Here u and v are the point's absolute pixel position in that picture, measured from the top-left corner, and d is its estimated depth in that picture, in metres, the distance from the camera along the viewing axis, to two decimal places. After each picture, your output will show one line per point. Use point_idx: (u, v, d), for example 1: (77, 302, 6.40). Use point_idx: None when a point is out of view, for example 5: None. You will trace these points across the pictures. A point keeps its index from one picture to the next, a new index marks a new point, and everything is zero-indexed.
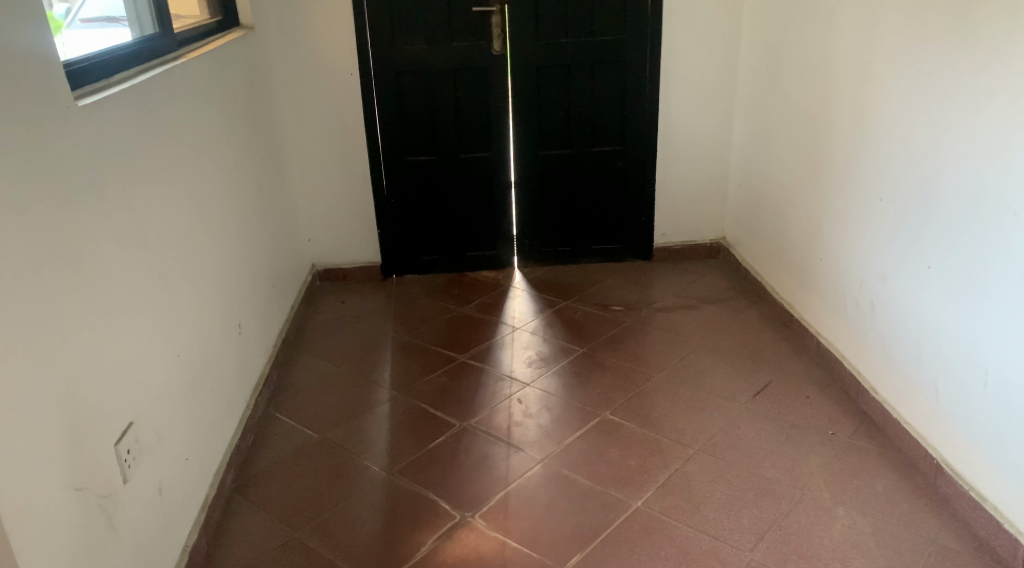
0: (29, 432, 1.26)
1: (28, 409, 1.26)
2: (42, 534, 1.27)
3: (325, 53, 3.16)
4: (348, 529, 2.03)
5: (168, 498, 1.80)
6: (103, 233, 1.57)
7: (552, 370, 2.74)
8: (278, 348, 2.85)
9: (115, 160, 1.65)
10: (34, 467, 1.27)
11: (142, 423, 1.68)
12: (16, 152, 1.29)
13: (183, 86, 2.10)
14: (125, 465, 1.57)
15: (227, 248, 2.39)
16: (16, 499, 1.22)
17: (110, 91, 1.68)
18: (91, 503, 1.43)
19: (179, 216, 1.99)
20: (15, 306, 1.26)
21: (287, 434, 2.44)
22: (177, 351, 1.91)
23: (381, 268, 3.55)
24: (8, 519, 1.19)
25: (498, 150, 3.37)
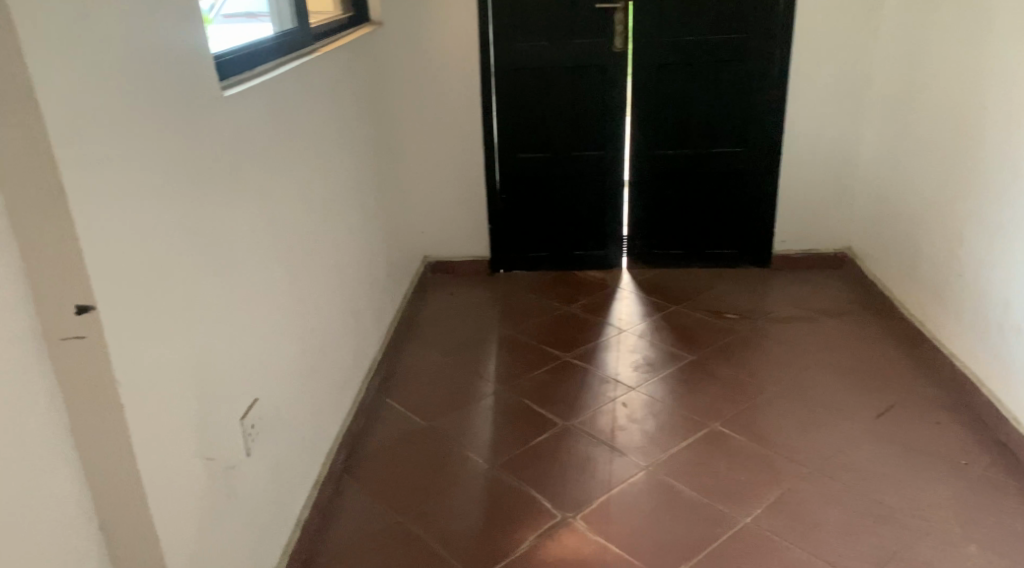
0: (179, 403, 1.34)
1: (178, 382, 1.34)
2: (185, 504, 1.34)
3: (447, 49, 3.20)
4: (451, 518, 2.06)
5: (285, 473, 1.88)
6: (240, 219, 1.65)
7: (659, 376, 2.69)
8: (387, 336, 2.93)
9: (254, 149, 1.73)
10: (181, 436, 1.34)
11: (266, 399, 1.76)
12: (182, 141, 1.38)
13: (315, 79, 2.18)
14: (249, 439, 1.65)
15: (348, 235, 2.48)
16: (170, 467, 1.29)
17: (254, 82, 1.76)
18: (220, 472, 1.51)
19: (306, 203, 2.07)
20: (177, 284, 1.34)
21: (393, 419, 2.51)
22: (299, 332, 1.99)
23: (490, 263, 3.58)
24: (165, 492, 1.27)
25: (613, 149, 3.34)
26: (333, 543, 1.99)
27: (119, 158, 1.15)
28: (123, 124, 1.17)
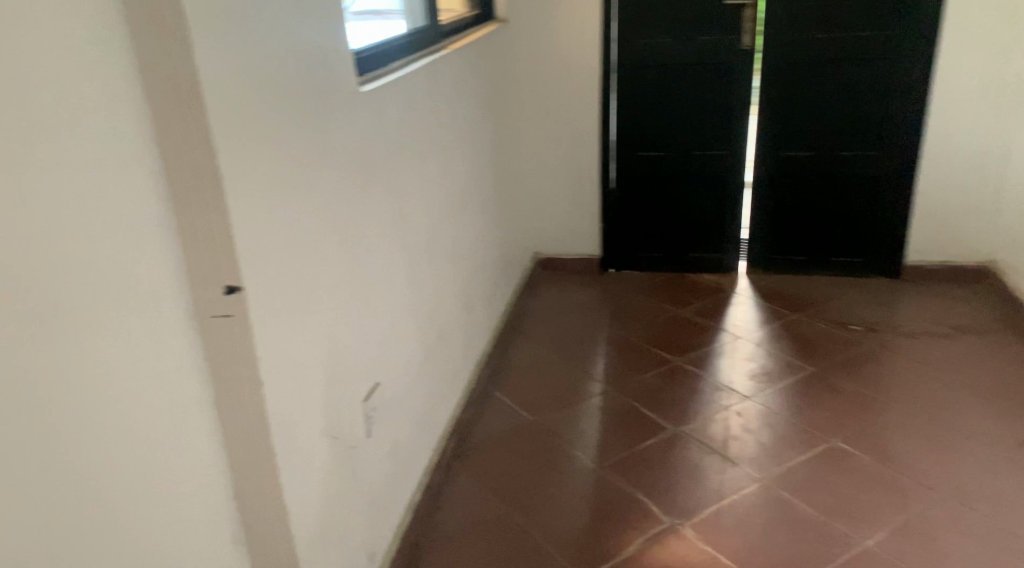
0: (311, 385, 1.40)
1: (311, 364, 1.40)
2: (311, 480, 1.40)
3: (569, 46, 3.20)
4: (558, 514, 2.07)
5: (400, 457, 1.94)
6: (371, 211, 1.71)
7: (775, 386, 2.59)
8: (497, 330, 2.96)
9: (385, 142, 1.79)
10: (311, 416, 1.40)
11: (386, 384, 1.82)
12: (325, 132, 1.44)
13: (444, 75, 2.24)
14: (370, 421, 1.71)
15: (467, 228, 2.53)
16: (300, 445, 1.35)
17: (390, 78, 1.82)
18: (343, 452, 1.57)
19: (429, 197, 2.12)
20: (314, 270, 1.40)
21: (502, 412, 2.53)
22: (417, 321, 2.04)
23: (602, 262, 3.56)
24: (295, 468, 1.33)
25: (736, 150, 3.24)
26: (442, 529, 2.04)
27: (270, 148, 1.22)
28: (274, 115, 1.23)
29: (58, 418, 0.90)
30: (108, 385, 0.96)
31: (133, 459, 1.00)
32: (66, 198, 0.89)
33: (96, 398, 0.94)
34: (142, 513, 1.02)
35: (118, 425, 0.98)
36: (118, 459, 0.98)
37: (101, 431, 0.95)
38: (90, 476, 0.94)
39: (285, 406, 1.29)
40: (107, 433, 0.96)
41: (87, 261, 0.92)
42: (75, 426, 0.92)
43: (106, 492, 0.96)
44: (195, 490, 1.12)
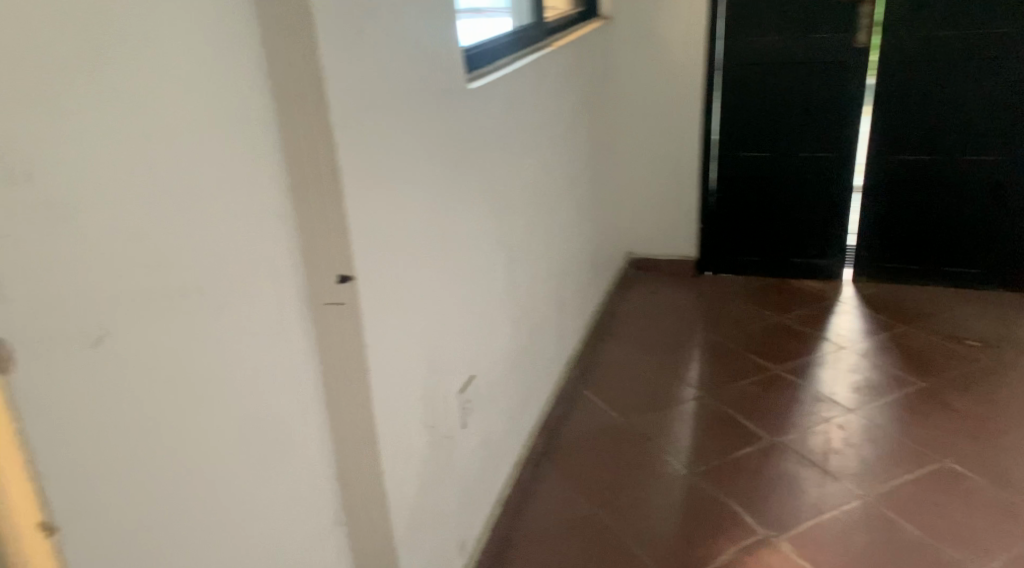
0: (412, 377, 1.43)
1: (413, 356, 1.43)
2: (409, 469, 1.43)
3: (673, 44, 3.14)
4: (648, 517, 2.05)
5: (491, 449, 1.96)
6: (473, 206, 1.73)
7: (881, 401, 2.48)
8: (588, 329, 2.95)
9: (489, 139, 1.81)
10: (412, 407, 1.43)
11: (481, 377, 1.85)
12: (434, 129, 1.46)
13: (547, 73, 2.24)
14: (465, 413, 1.73)
15: (562, 226, 2.53)
16: (401, 435, 1.38)
17: (496, 75, 1.84)
18: (439, 442, 1.59)
19: (528, 193, 2.14)
20: (419, 264, 1.43)
21: (591, 412, 2.52)
22: (512, 316, 2.06)
23: (698, 264, 3.49)
24: (396, 456, 1.36)
25: (845, 153, 3.11)
26: (530, 523, 2.05)
27: (385, 145, 1.25)
28: (391, 110, 1.26)
29: (204, 403, 0.92)
30: (241, 372, 0.98)
31: (258, 445, 1.03)
32: (212, 188, 0.91)
33: (232, 385, 0.96)
34: (264, 497, 1.05)
35: (247, 412, 1.00)
36: (247, 446, 1.00)
37: (227, 419, 0.96)
38: (224, 461, 0.96)
39: (389, 396, 1.32)
40: (238, 420, 0.98)
41: (227, 251, 0.94)
42: (216, 411, 0.94)
43: (236, 477, 0.99)
44: (306, 474, 1.16)
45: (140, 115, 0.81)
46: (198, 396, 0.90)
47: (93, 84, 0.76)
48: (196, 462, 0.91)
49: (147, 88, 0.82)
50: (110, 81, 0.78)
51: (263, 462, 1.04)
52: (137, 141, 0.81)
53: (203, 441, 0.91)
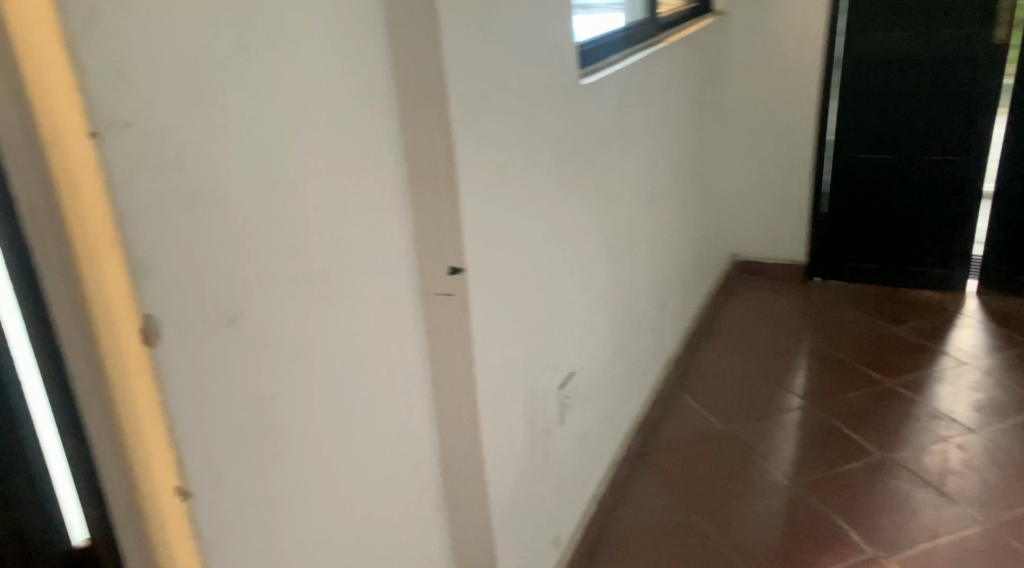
0: (517, 371, 1.44)
1: (518, 350, 1.44)
2: (510, 462, 1.44)
3: (790, 40, 3.03)
4: (748, 526, 1.99)
5: (588, 447, 1.96)
6: (580, 203, 1.73)
7: (1005, 422, 2.32)
8: (689, 331, 2.89)
9: (599, 135, 1.80)
10: (516, 401, 1.44)
11: (580, 374, 1.84)
12: (546, 126, 1.46)
13: (658, 69, 2.21)
14: (563, 409, 1.73)
15: (666, 225, 2.49)
16: (506, 428, 1.40)
17: (608, 70, 1.83)
18: (538, 436, 1.60)
19: (634, 191, 2.11)
20: (526, 259, 1.44)
21: (689, 416, 2.47)
22: (613, 314, 2.05)
23: (806, 269, 3.36)
24: (500, 448, 1.37)
25: (976, 156, 2.92)
26: (624, 524, 2.04)
27: (501, 141, 1.26)
28: (507, 105, 1.27)
29: (320, 385, 0.95)
30: (355, 357, 1.01)
31: (369, 428, 1.06)
32: (336, 178, 0.95)
33: (347, 370, 1.00)
34: (374, 478, 1.08)
35: (360, 396, 1.03)
36: (359, 429, 1.03)
37: (342, 401, 0.99)
38: (338, 443, 0.99)
39: (497, 389, 1.33)
40: (352, 403, 1.01)
41: (347, 240, 0.97)
42: (332, 393, 0.97)
43: (349, 457, 1.02)
44: (412, 459, 1.19)
45: (277, 105, 0.84)
46: (317, 378, 0.94)
47: (237, 72, 0.79)
48: (314, 441, 0.94)
49: (283, 79, 0.85)
50: (251, 72, 0.81)
51: (373, 445, 1.07)
52: (274, 129, 0.84)
53: (320, 422, 0.95)
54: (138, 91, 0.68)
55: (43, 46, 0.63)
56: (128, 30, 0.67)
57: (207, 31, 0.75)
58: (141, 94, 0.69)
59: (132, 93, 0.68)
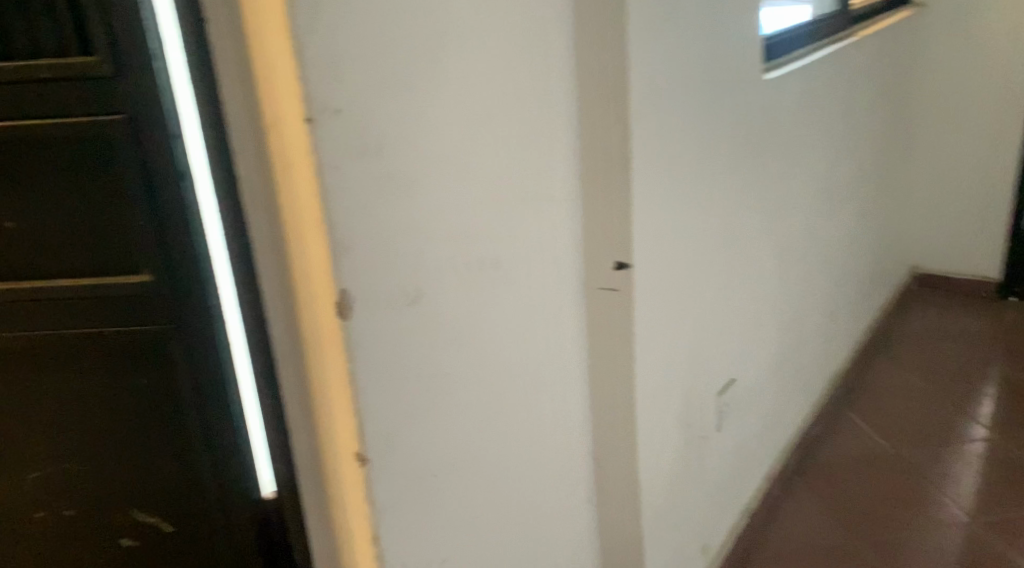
0: (678, 373, 1.40)
1: (681, 352, 1.40)
2: (665, 463, 1.42)
3: (1001, 34, 2.75)
4: (917, 559, 1.85)
5: (743, 458, 1.88)
6: (754, 204, 1.66)
7: None
8: (858, 346, 2.71)
9: (778, 134, 1.72)
10: (674, 403, 1.41)
11: (740, 382, 1.78)
12: (724, 122, 1.42)
13: (846, 65, 2.08)
14: (721, 416, 1.68)
15: (842, 231, 2.34)
16: (664, 428, 1.37)
17: (793, 66, 1.74)
18: (693, 441, 1.56)
19: (810, 194, 2.00)
20: (696, 259, 1.40)
21: (855, 435, 2.32)
22: (778, 322, 1.96)
23: (1001, 287, 3.05)
24: (657, 449, 1.35)
25: None
26: (777, 541, 1.95)
27: (679, 139, 1.23)
28: (688, 101, 1.24)
29: (484, 369, 0.97)
30: (516, 345, 1.03)
31: (527, 416, 1.07)
32: (511, 168, 0.96)
33: (508, 357, 1.01)
34: (529, 465, 1.10)
35: (519, 384, 1.05)
36: (517, 416, 1.05)
37: (504, 387, 1.01)
38: (498, 428, 1.01)
39: (660, 389, 1.31)
40: (512, 389, 1.03)
41: (519, 229, 0.99)
42: (492, 378, 0.99)
43: (507, 443, 1.04)
44: (567, 452, 1.20)
45: (463, 95, 0.87)
46: (480, 362, 0.96)
47: (431, 63, 0.82)
48: (473, 424, 0.96)
49: (470, 71, 0.87)
50: (445, 63, 0.84)
51: (529, 433, 1.09)
52: (459, 119, 0.86)
53: (480, 405, 0.97)
54: (344, 81, 0.72)
55: (276, 40, 0.70)
56: (340, 24, 0.72)
57: (408, 23, 0.78)
58: (347, 83, 0.73)
59: (340, 83, 0.72)
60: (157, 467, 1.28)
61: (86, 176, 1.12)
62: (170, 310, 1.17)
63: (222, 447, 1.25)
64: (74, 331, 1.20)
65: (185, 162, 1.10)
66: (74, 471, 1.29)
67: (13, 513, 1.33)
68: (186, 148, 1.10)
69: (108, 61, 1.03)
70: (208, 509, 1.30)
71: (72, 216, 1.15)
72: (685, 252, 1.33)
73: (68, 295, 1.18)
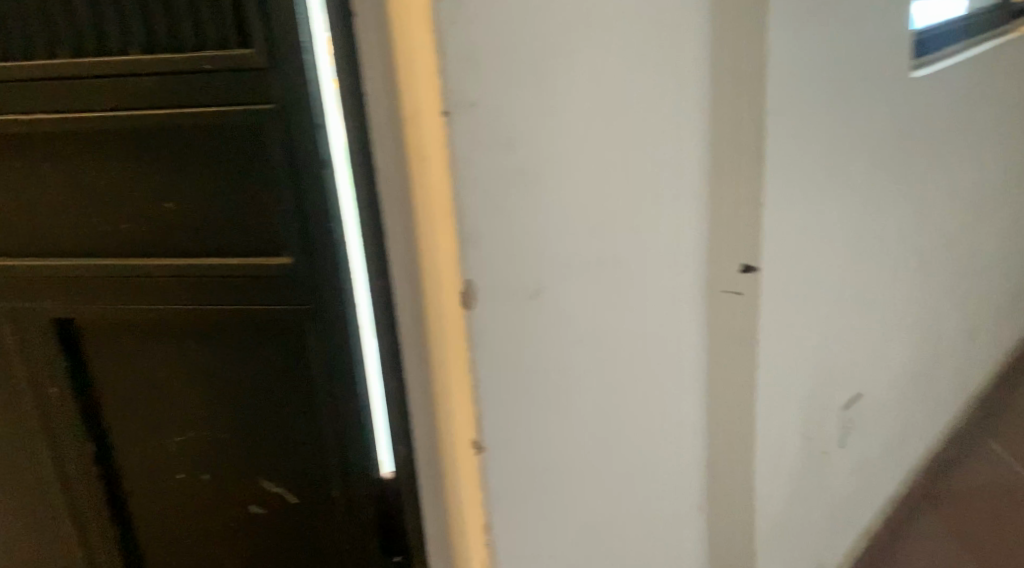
0: (800, 384, 1.34)
1: (804, 363, 1.34)
2: (782, 477, 1.36)
3: None
4: None
5: (866, 477, 1.78)
6: (892, 210, 1.56)
7: None
8: (999, 366, 2.52)
9: (923, 136, 1.61)
10: (795, 415, 1.35)
11: (867, 396, 1.68)
12: (864, 124, 1.34)
13: (1003, 64, 1.93)
14: (844, 431, 1.59)
15: (988, 242, 2.18)
16: (782, 442, 1.31)
17: (942, 64, 1.63)
18: (813, 456, 1.49)
19: (954, 201, 1.87)
20: (826, 267, 1.33)
21: (992, 462, 2.16)
22: (912, 336, 1.84)
23: None
24: (774, 463, 1.30)
25: None
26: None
27: (816, 140, 1.17)
28: (827, 101, 1.18)
29: (601, 367, 0.96)
30: (636, 344, 1.02)
31: (643, 415, 1.06)
32: (640, 165, 0.95)
33: (628, 356, 1.00)
34: (643, 465, 1.08)
35: (637, 383, 1.03)
36: (634, 415, 1.04)
37: (620, 385, 1.00)
38: (611, 427, 1.00)
39: (780, 402, 1.25)
40: (630, 388, 1.02)
41: (643, 227, 0.98)
42: (610, 376, 0.99)
43: (619, 443, 1.02)
44: (679, 457, 1.17)
45: (596, 91, 0.86)
46: (599, 359, 0.96)
47: (567, 57, 0.82)
48: (589, 420, 0.96)
49: (604, 66, 0.87)
50: (580, 57, 0.83)
51: (643, 433, 1.07)
52: (591, 113, 0.86)
53: (597, 402, 0.97)
54: (481, 73, 0.73)
55: (417, 32, 0.72)
56: (481, 17, 0.72)
57: (545, 18, 0.78)
58: (484, 76, 0.74)
59: (477, 76, 0.73)
60: (291, 444, 1.09)
61: (219, 147, 0.95)
62: (311, 297, 0.99)
63: (353, 448, 1.07)
64: (187, 307, 1.02)
65: (328, 151, 0.93)
66: (189, 445, 1.12)
67: (140, 494, 1.17)
68: (328, 133, 0.93)
69: (265, 56, 0.88)
70: (336, 507, 1.10)
71: (198, 187, 0.98)
72: (815, 260, 1.27)
73: (187, 268, 1.00)
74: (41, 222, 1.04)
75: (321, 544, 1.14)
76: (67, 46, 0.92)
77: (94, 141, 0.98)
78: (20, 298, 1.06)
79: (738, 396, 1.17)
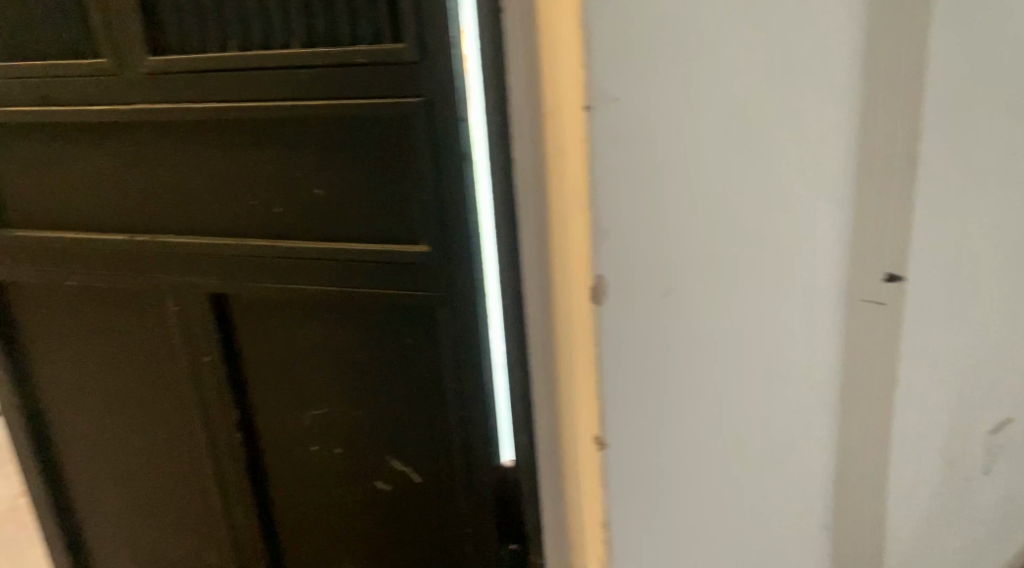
0: (944, 403, 1.26)
1: (950, 381, 1.26)
2: (918, 500, 1.28)
3: None
4: None
5: (1013, 509, 1.65)
6: None
7: None
8: None
9: None
10: (936, 435, 1.27)
11: (1019, 422, 1.55)
12: None
13: None
14: (992, 457, 1.48)
15: None
16: (920, 462, 1.24)
17: None
18: (954, 481, 1.39)
19: None
20: (980, 279, 1.24)
21: None
22: None
23: None
24: (910, 485, 1.22)
25: None
26: None
27: (977, 143, 1.09)
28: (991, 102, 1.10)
29: (728, 372, 0.94)
30: (769, 351, 0.99)
31: (772, 424, 1.03)
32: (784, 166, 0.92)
33: (760, 363, 0.97)
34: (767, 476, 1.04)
35: (767, 389, 1.00)
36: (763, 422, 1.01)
37: (747, 391, 0.97)
38: (735, 434, 0.97)
39: (920, 419, 1.18)
40: (760, 395, 0.99)
41: (780, 230, 0.94)
42: (740, 380, 0.96)
43: (742, 451, 0.99)
44: (803, 472, 1.12)
45: (739, 88, 0.84)
46: (728, 363, 0.94)
47: (714, 54, 0.80)
48: (714, 424, 0.95)
49: (749, 62, 0.84)
50: (727, 54, 0.81)
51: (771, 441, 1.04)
52: (738, 113, 0.84)
53: (724, 407, 0.95)
54: (626, 69, 0.73)
55: (565, 27, 0.72)
56: (630, 13, 0.72)
57: (693, 14, 0.77)
58: (628, 71, 0.74)
59: (622, 71, 0.73)
60: (417, 425, 1.13)
61: (367, 136, 1.00)
62: (444, 283, 1.01)
63: (475, 433, 1.09)
64: (330, 287, 1.07)
65: (468, 143, 0.96)
66: (326, 420, 1.18)
67: (279, 462, 1.24)
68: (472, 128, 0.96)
69: (416, 50, 0.91)
70: (458, 488, 1.13)
71: (345, 172, 1.03)
72: (968, 271, 1.19)
73: (330, 253, 1.05)
74: (205, 204, 1.12)
75: (440, 522, 1.18)
76: (236, 42, 0.99)
77: (256, 128, 1.04)
78: (185, 273, 1.14)
79: (873, 411, 1.11)
